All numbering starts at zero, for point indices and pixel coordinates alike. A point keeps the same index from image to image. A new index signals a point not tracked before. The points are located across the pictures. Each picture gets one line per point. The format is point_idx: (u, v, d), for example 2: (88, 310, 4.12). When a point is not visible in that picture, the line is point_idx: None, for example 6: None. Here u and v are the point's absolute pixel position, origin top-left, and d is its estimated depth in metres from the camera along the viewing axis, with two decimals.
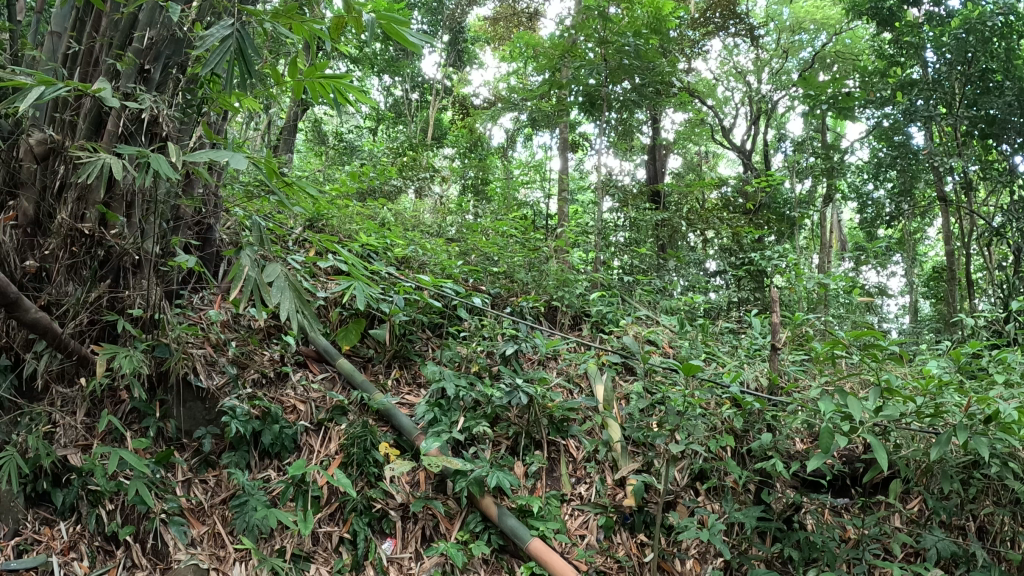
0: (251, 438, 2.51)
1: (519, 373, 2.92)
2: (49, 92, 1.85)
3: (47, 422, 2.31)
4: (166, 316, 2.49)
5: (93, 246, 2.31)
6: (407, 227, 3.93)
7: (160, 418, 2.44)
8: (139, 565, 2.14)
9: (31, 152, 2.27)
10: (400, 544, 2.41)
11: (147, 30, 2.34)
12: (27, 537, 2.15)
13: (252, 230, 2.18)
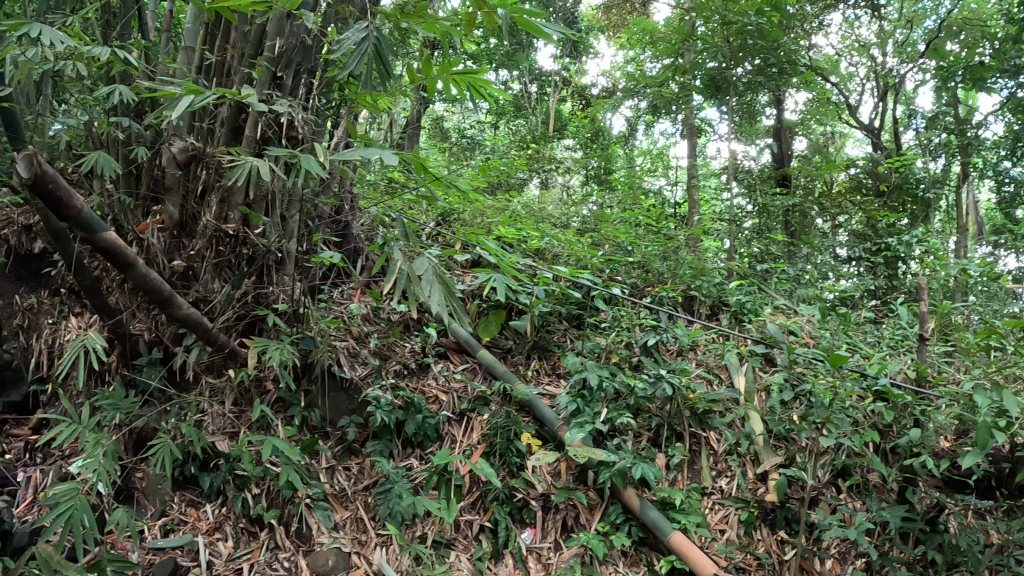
0: (394, 427, 2.59)
1: (660, 364, 2.88)
2: (197, 101, 1.87)
3: (197, 411, 2.41)
4: (309, 311, 2.51)
5: (237, 246, 2.41)
6: (537, 219, 3.95)
7: (305, 407, 2.54)
8: (282, 546, 2.26)
9: (175, 159, 2.42)
10: (540, 534, 2.45)
11: (277, 39, 2.43)
12: (175, 517, 2.30)
13: (397, 224, 2.24)
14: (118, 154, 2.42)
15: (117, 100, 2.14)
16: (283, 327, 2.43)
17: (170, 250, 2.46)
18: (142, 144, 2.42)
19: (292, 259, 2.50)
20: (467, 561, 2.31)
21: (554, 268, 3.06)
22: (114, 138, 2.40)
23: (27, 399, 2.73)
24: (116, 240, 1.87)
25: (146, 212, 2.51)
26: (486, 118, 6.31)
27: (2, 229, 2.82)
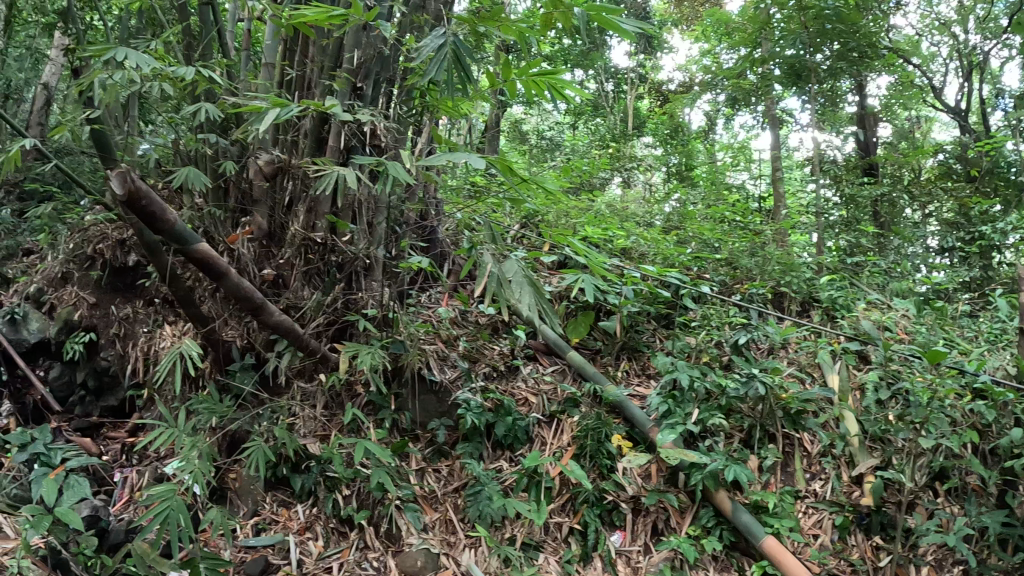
0: (485, 429, 2.61)
1: (751, 363, 2.80)
2: (283, 114, 1.89)
3: (289, 414, 2.47)
4: (397, 314, 2.52)
5: (326, 254, 2.43)
6: (621, 217, 3.93)
7: (396, 410, 2.57)
8: (371, 546, 2.29)
9: (262, 172, 2.38)
10: (629, 537, 2.42)
11: (355, 51, 2.39)
12: (267, 517, 2.37)
13: (483, 225, 2.27)
14: (207, 168, 2.43)
15: (204, 119, 2.10)
16: (373, 331, 2.43)
17: (260, 259, 2.45)
18: (229, 160, 2.41)
19: (379, 264, 2.51)
20: (556, 564, 2.31)
21: (642, 267, 3.02)
22: (202, 154, 2.42)
23: (124, 404, 2.89)
24: (210, 253, 1.84)
25: (235, 224, 2.50)
26: (566, 118, 6.28)
27: (99, 244, 2.93)
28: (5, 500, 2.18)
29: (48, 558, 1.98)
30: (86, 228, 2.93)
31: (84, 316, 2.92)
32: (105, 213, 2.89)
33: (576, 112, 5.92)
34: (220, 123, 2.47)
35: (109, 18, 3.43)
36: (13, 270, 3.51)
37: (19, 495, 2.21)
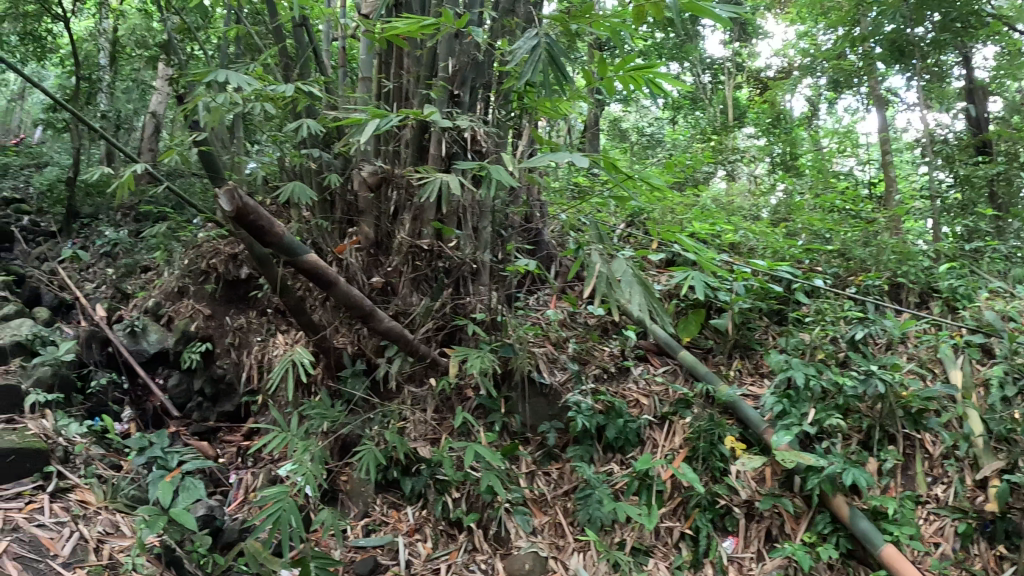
0: (596, 431, 2.56)
1: (868, 359, 2.64)
2: (384, 124, 1.83)
3: (399, 419, 2.48)
4: (507, 318, 2.40)
5: (433, 261, 2.39)
6: (727, 212, 3.85)
7: (505, 414, 2.54)
8: (480, 549, 2.30)
9: (365, 183, 2.43)
10: (742, 543, 2.33)
11: (448, 59, 2.33)
12: (377, 518, 2.41)
13: (590, 225, 2.26)
14: (313, 182, 2.52)
15: (305, 136, 2.08)
16: (482, 335, 2.34)
17: (369, 268, 2.46)
18: (333, 172, 2.51)
19: (487, 267, 2.41)
20: (666, 570, 2.25)
21: (753, 262, 2.90)
22: (307, 169, 2.51)
23: (240, 409, 3.00)
24: (317, 262, 1.79)
25: (342, 235, 2.54)
26: (666, 113, 6.14)
27: (212, 259, 3.11)
28: (123, 500, 2.17)
29: (161, 556, 1.98)
30: (199, 245, 3.18)
31: (201, 327, 3.10)
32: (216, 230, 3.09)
33: (674, 107, 5.78)
34: (321, 137, 2.53)
35: (212, 45, 3.60)
36: (131, 286, 3.78)
37: (135, 496, 2.21)
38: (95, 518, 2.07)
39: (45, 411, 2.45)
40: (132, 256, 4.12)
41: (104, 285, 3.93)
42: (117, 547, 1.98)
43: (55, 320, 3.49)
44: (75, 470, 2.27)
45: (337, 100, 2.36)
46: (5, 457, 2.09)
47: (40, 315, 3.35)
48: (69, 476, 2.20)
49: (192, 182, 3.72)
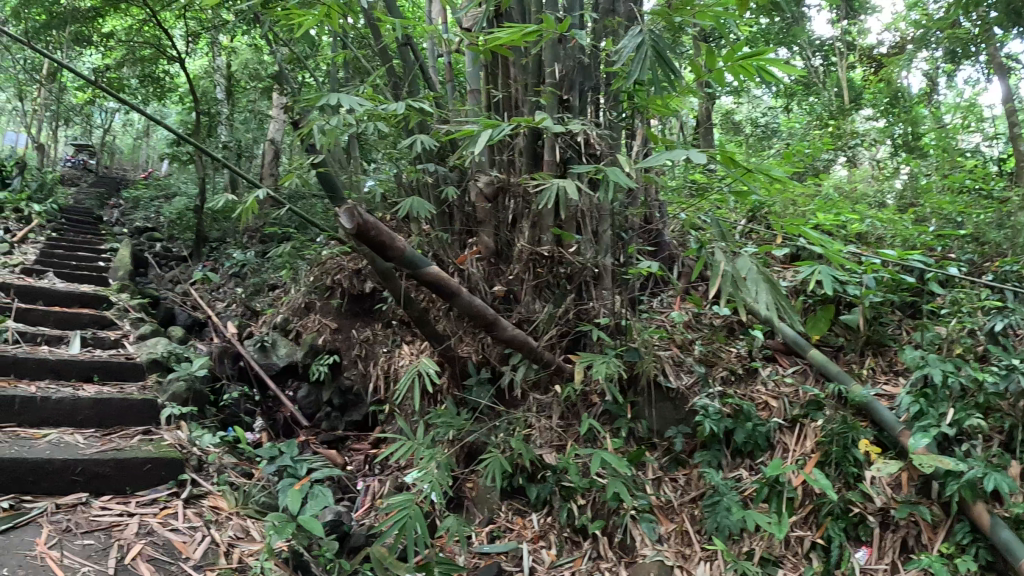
0: (723, 436, 2.46)
1: (1013, 353, 2.39)
2: (496, 134, 1.79)
3: (525, 426, 2.48)
4: (631, 321, 2.35)
5: (554, 267, 2.33)
6: (850, 200, 3.66)
7: (632, 419, 2.49)
8: (604, 557, 2.26)
9: (483, 194, 2.47)
10: (876, 554, 2.15)
11: (555, 64, 2.31)
12: (502, 525, 2.43)
13: (711, 222, 2.19)
14: (431, 196, 2.58)
15: (418, 151, 2.11)
16: (607, 341, 2.25)
17: (490, 277, 2.48)
18: (449, 185, 2.54)
19: (610, 271, 2.32)
20: None
21: (882, 253, 2.68)
22: (424, 183, 2.57)
23: (367, 418, 3.13)
24: (440, 275, 1.83)
25: (463, 246, 2.59)
26: (780, 100, 5.77)
27: (337, 275, 3.26)
28: (256, 506, 2.25)
29: (289, 560, 1.95)
30: (323, 262, 3.06)
31: (327, 340, 3.21)
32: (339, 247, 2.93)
33: (786, 94, 5.51)
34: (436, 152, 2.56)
35: (320, 72, 3.76)
36: (260, 304, 4.04)
37: (266, 502, 2.28)
38: (226, 523, 2.11)
39: (180, 423, 2.63)
40: (260, 275, 4.38)
41: (235, 303, 4.24)
42: (246, 551, 1.99)
43: (188, 338, 3.74)
44: (208, 477, 2.38)
45: (448, 115, 2.38)
46: (145, 465, 2.21)
47: (176, 333, 3.62)
48: (202, 484, 2.30)
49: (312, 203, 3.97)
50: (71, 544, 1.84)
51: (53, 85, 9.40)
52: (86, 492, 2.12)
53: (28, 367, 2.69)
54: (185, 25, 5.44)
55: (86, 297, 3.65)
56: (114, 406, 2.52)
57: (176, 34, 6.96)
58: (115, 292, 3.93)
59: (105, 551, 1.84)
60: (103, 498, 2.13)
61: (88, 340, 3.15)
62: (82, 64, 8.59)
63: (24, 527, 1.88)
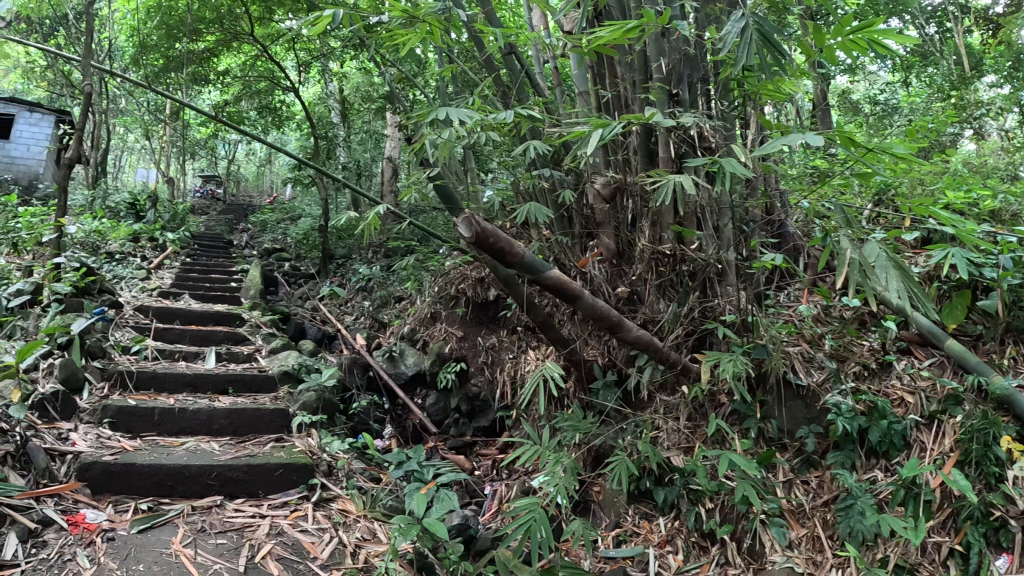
0: (857, 435, 2.24)
1: None
2: (608, 132, 1.73)
3: (652, 428, 2.42)
4: (759, 317, 2.22)
5: (677, 265, 2.27)
6: (983, 174, 3.35)
7: (762, 419, 2.35)
8: (733, 563, 2.14)
9: (601, 195, 2.44)
10: (1019, 562, 1.87)
11: (661, 59, 2.26)
12: (629, 529, 2.38)
13: (835, 208, 2.10)
14: (549, 201, 2.59)
15: (532, 157, 2.09)
16: (733, 337, 2.18)
17: (614, 279, 2.46)
18: (567, 189, 2.54)
19: (733, 266, 2.24)
20: None
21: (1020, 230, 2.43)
22: (542, 189, 2.60)
23: (494, 424, 3.15)
24: (563, 278, 1.82)
25: (585, 249, 2.59)
26: (895, 75, 5.41)
27: (460, 284, 3.37)
28: (382, 509, 2.29)
29: (413, 561, 1.98)
30: (447, 273, 3.48)
31: (454, 348, 3.37)
32: (461, 258, 3.31)
33: (900, 67, 5.16)
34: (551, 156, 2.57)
35: (425, 89, 3.89)
36: (387, 316, 4.20)
37: (393, 505, 2.31)
38: (354, 525, 2.18)
39: (310, 431, 2.74)
40: (386, 287, 4.55)
41: (363, 316, 4.45)
42: (373, 551, 2.05)
43: (318, 350, 3.93)
44: (337, 481, 2.47)
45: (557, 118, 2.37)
46: (276, 471, 2.33)
47: (306, 346, 3.80)
48: (330, 488, 2.39)
49: (436, 217, 4.11)
50: (205, 543, 1.95)
51: (179, 123, 10.23)
52: (220, 495, 2.24)
53: (167, 381, 2.90)
54: (295, 56, 5.78)
55: (220, 315, 3.94)
56: (248, 417, 2.68)
57: (287, 66, 7.42)
58: (248, 310, 4.19)
59: (236, 550, 1.94)
60: (237, 500, 2.24)
61: (222, 356, 3.38)
62: (203, 101, 9.31)
63: (162, 527, 2.01)
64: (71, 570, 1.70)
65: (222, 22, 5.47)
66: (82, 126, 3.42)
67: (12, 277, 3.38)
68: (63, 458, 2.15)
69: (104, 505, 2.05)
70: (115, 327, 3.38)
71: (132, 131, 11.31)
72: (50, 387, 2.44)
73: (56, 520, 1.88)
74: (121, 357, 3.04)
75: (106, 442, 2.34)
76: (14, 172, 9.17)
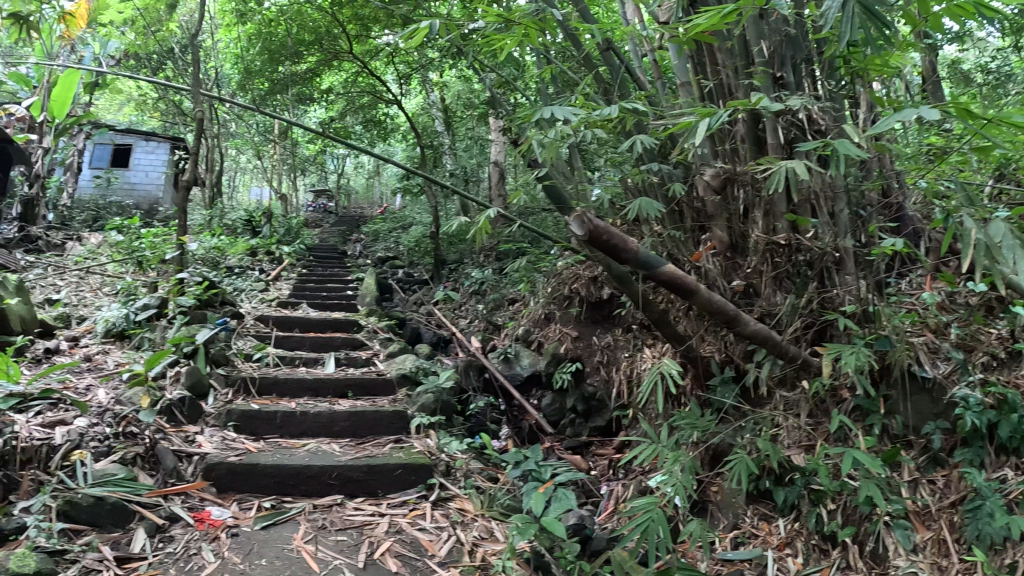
0: (986, 431, 2.10)
1: None
2: (715, 122, 1.70)
3: (772, 425, 2.33)
4: (880, 306, 2.12)
5: (793, 254, 2.20)
6: None
7: (885, 415, 2.22)
8: (855, 567, 2.03)
9: (711, 187, 2.34)
10: None
11: (761, 41, 2.15)
12: (747, 530, 2.29)
13: (956, 185, 1.95)
14: (658, 195, 2.56)
15: (639, 151, 2.11)
16: (854, 329, 2.07)
17: (728, 272, 2.38)
18: (676, 182, 2.49)
19: (851, 254, 2.15)
20: None
21: None
22: (651, 183, 2.57)
23: (610, 423, 3.11)
24: (677, 272, 1.77)
25: (697, 242, 2.48)
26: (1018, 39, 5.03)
27: (573, 284, 3.19)
28: (499, 509, 2.28)
29: (530, 560, 1.94)
30: (560, 273, 3.29)
31: (570, 348, 3.32)
32: (572, 259, 3.18)
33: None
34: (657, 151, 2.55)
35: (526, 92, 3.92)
36: (501, 318, 4.26)
37: (511, 505, 2.30)
38: (472, 524, 2.19)
39: (428, 432, 2.79)
40: (499, 290, 4.59)
41: (478, 319, 4.53)
42: (490, 550, 2.05)
43: (435, 353, 4.03)
44: (455, 481, 2.49)
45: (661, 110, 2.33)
46: (396, 471, 2.38)
47: (423, 349, 3.90)
48: (449, 487, 2.42)
49: (545, 218, 4.14)
50: (325, 539, 2.01)
51: (289, 142, 10.77)
52: (341, 494, 2.32)
53: (287, 387, 3.02)
54: (395, 70, 5.97)
55: (338, 323, 4.08)
56: (368, 420, 2.76)
57: (387, 79, 7.70)
58: (365, 316, 4.37)
59: (355, 546, 1.99)
60: (357, 499, 2.31)
61: (343, 360, 3.50)
62: (309, 119, 9.77)
63: (284, 523, 2.08)
64: (197, 564, 1.79)
65: (321, 43, 5.73)
66: (197, 150, 3.63)
67: (140, 293, 3.63)
68: (190, 459, 2.28)
69: (229, 503, 2.17)
70: (239, 337, 3.57)
71: (241, 151, 11.99)
72: (177, 394, 2.58)
73: (182, 518, 1.98)
74: (244, 364, 3.20)
75: (231, 444, 2.46)
76: (136, 197, 10.03)
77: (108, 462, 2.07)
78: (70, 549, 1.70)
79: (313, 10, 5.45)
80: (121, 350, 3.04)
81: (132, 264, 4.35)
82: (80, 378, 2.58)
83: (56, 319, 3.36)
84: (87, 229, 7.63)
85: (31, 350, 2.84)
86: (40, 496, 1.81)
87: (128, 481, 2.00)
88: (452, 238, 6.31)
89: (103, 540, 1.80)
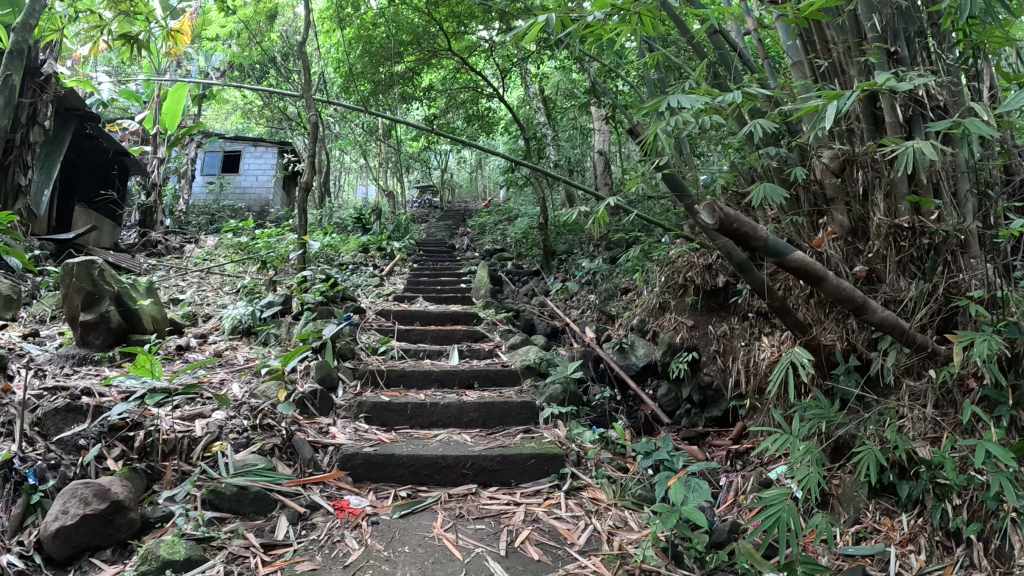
0: None
1: None
2: (843, 103, 1.61)
3: (897, 416, 2.21)
4: (1011, 291, 1.94)
5: (918, 238, 2.10)
6: None
7: (1016, 406, 1.93)
8: (979, 566, 1.85)
9: (828, 169, 2.29)
10: None
11: (873, 16, 2.04)
12: (868, 526, 2.21)
13: None
14: (777, 180, 2.47)
15: (760, 136, 2.01)
16: (985, 315, 1.95)
17: (849, 258, 2.30)
18: (794, 166, 2.41)
19: (977, 236, 2.03)
20: None
21: None
22: (769, 168, 2.48)
23: (727, 414, 3.06)
24: (806, 259, 1.72)
25: (816, 227, 2.44)
26: None
27: (688, 273, 3.24)
28: (632, 498, 2.28)
29: (668, 549, 1.95)
30: (674, 262, 3.37)
31: (685, 337, 3.32)
32: (689, 246, 3.22)
33: None
34: (772, 134, 2.46)
35: (633, 79, 3.89)
36: (614, 307, 4.23)
37: (643, 495, 2.29)
38: (606, 512, 2.20)
39: (557, 423, 2.82)
40: (611, 280, 4.57)
41: (591, 309, 4.54)
42: (627, 539, 2.04)
43: (550, 344, 4.08)
44: (588, 470, 2.50)
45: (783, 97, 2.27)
46: (529, 460, 2.43)
47: (539, 340, 3.95)
48: (581, 476, 2.44)
49: (663, 207, 4.12)
50: (465, 527, 2.07)
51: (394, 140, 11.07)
52: (476, 483, 2.38)
53: (414, 378, 3.13)
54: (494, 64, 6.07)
55: (459, 315, 4.21)
56: (496, 410, 2.83)
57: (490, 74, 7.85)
58: (483, 309, 4.47)
59: (495, 535, 2.04)
60: (491, 489, 2.36)
61: (466, 353, 3.59)
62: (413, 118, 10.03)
63: (422, 512, 2.16)
64: (342, 550, 1.87)
65: (420, 43, 5.92)
66: (312, 153, 3.81)
67: (264, 291, 3.85)
68: (325, 450, 2.39)
69: (366, 492, 2.25)
70: (362, 330, 3.72)
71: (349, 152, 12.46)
72: (309, 387, 2.71)
73: (323, 505, 2.09)
74: (370, 357, 3.32)
75: (364, 435, 2.56)
76: (247, 200, 10.58)
77: (248, 452, 2.20)
78: (216, 536, 1.81)
79: (410, 10, 5.67)
80: (248, 345, 3.23)
81: (252, 264, 4.61)
82: (216, 373, 2.76)
83: (185, 318, 3.60)
84: (201, 232, 8.11)
85: (166, 347, 3.04)
86: (184, 487, 1.95)
87: (268, 471, 2.12)
88: (562, 229, 6.32)
89: (248, 527, 1.90)
